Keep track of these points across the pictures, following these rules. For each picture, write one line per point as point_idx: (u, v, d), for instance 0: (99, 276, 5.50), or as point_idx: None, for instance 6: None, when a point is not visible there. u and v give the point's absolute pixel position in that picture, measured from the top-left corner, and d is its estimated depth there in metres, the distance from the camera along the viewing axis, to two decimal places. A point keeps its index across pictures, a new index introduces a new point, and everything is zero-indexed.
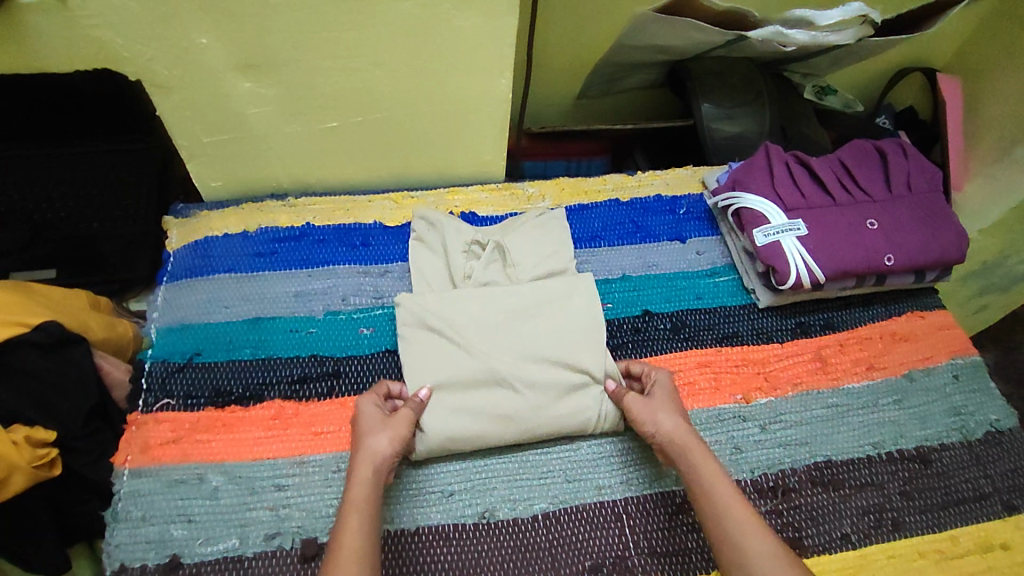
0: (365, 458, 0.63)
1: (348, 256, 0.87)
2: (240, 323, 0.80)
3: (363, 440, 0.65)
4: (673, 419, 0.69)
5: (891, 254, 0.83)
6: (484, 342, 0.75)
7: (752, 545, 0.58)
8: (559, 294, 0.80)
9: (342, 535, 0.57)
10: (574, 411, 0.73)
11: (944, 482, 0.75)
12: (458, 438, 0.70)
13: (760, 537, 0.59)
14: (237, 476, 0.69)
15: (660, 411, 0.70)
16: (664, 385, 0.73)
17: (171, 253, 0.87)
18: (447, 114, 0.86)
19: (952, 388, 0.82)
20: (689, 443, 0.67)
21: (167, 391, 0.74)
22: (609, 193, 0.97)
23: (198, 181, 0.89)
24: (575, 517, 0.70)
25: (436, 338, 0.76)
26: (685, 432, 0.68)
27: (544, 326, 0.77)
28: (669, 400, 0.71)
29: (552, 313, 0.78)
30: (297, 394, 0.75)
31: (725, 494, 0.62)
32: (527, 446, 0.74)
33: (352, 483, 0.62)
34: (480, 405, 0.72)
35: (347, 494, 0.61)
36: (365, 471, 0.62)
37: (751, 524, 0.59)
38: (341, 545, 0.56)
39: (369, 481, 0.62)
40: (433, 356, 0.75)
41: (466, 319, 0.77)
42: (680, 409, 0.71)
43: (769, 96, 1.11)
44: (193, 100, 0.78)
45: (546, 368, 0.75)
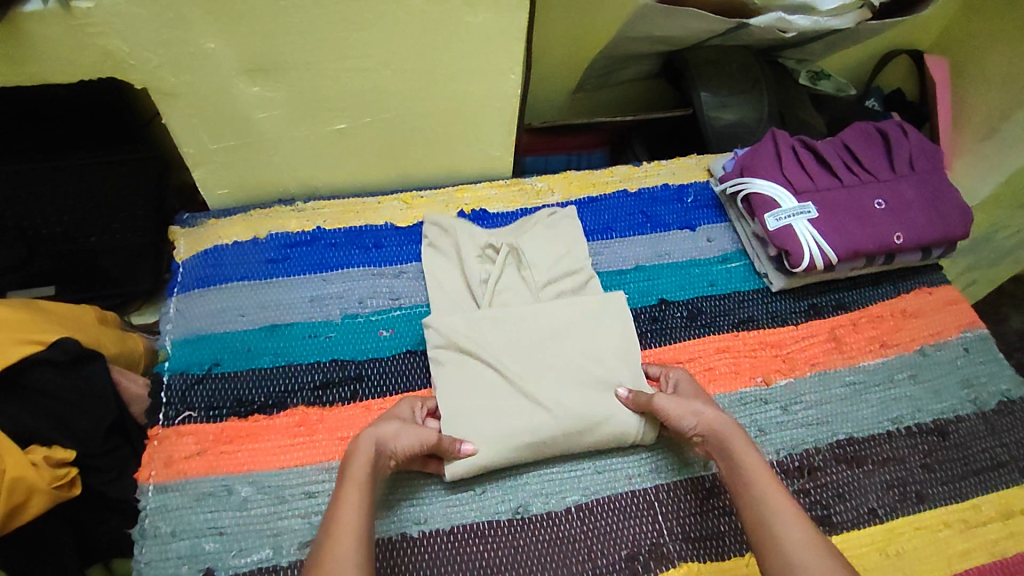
0: (366, 435, 0.63)
1: (362, 258, 0.86)
2: (258, 332, 0.79)
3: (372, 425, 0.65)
4: (707, 409, 0.70)
5: (900, 232, 0.84)
6: (520, 366, 0.74)
7: (789, 532, 0.58)
8: (592, 313, 0.78)
9: (342, 509, 0.57)
10: (607, 416, 0.72)
11: (962, 453, 0.77)
12: (493, 455, 0.68)
13: (796, 524, 0.59)
14: (266, 485, 0.68)
15: (693, 401, 0.71)
16: (686, 381, 0.75)
17: (180, 263, 0.86)
18: (456, 112, 0.85)
19: (963, 360, 0.84)
20: (727, 432, 0.68)
21: (187, 403, 0.72)
22: (617, 184, 0.97)
23: (204, 189, 0.88)
24: (608, 508, 0.70)
25: (468, 361, 0.74)
26: (723, 422, 0.69)
27: (576, 346, 0.76)
28: (693, 394, 0.73)
29: (585, 331, 0.77)
30: (321, 399, 0.74)
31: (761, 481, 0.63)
32: (558, 456, 0.72)
33: (352, 460, 0.61)
34: (516, 429, 0.70)
35: (347, 469, 0.60)
36: (366, 449, 0.62)
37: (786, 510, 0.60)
38: (341, 520, 0.56)
39: (368, 456, 0.61)
40: (466, 376, 0.73)
41: (498, 341, 0.75)
42: (709, 400, 0.72)
43: (766, 83, 1.12)
44: (200, 106, 0.77)
45: (583, 390, 0.73)
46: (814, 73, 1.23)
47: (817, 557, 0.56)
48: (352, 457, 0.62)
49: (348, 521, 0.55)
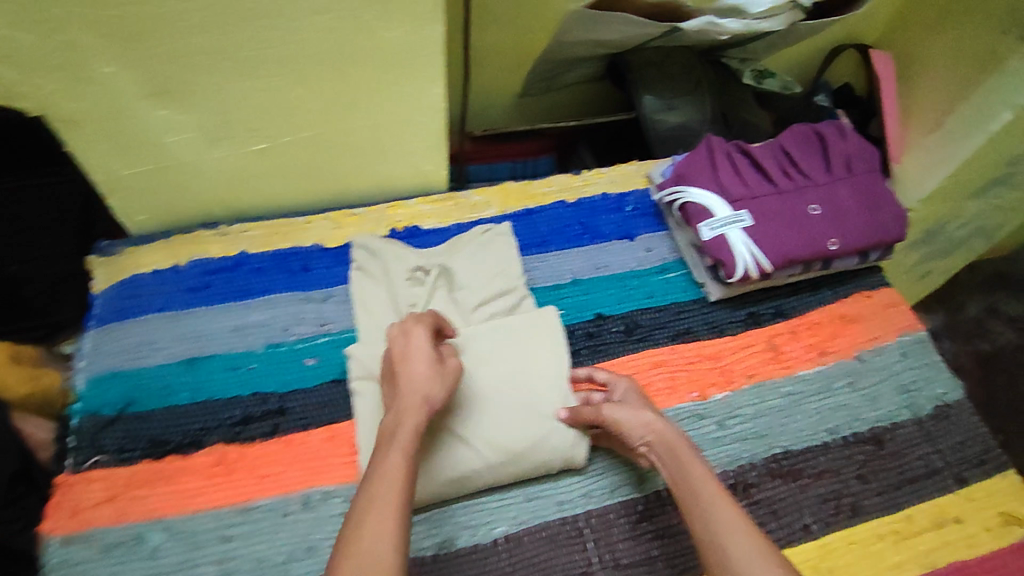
0: (411, 402, 0.61)
1: (288, 282, 0.83)
2: (175, 366, 0.76)
3: (416, 386, 0.63)
4: (653, 421, 0.67)
5: (834, 239, 0.83)
6: (442, 397, 0.72)
7: (740, 544, 0.55)
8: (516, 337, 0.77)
9: (381, 481, 0.54)
10: (532, 446, 0.70)
11: (898, 461, 0.76)
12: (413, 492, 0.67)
13: (749, 536, 0.55)
14: (180, 531, 0.66)
15: (639, 412, 0.68)
16: (631, 392, 0.72)
17: (96, 295, 0.82)
18: (380, 128, 0.82)
19: (900, 365, 0.84)
20: (676, 441, 0.65)
21: (98, 447, 0.70)
22: (555, 195, 0.95)
23: (121, 216, 0.84)
24: (537, 538, 0.68)
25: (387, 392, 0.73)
26: (668, 430, 0.66)
27: (502, 374, 0.74)
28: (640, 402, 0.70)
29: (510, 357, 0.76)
30: (241, 436, 0.72)
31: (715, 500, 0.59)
32: (486, 489, 0.70)
33: (403, 429, 0.59)
34: (436, 463, 0.68)
35: (394, 439, 0.58)
36: (414, 421, 0.60)
37: (733, 518, 0.57)
38: (381, 492, 0.53)
39: (417, 427, 0.60)
40: (386, 414, 0.72)
41: None
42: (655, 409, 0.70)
43: (709, 84, 1.10)
44: (104, 132, 0.73)
45: (506, 420, 0.72)
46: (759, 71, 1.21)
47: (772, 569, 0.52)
48: (400, 426, 0.59)
49: (389, 496, 0.53)
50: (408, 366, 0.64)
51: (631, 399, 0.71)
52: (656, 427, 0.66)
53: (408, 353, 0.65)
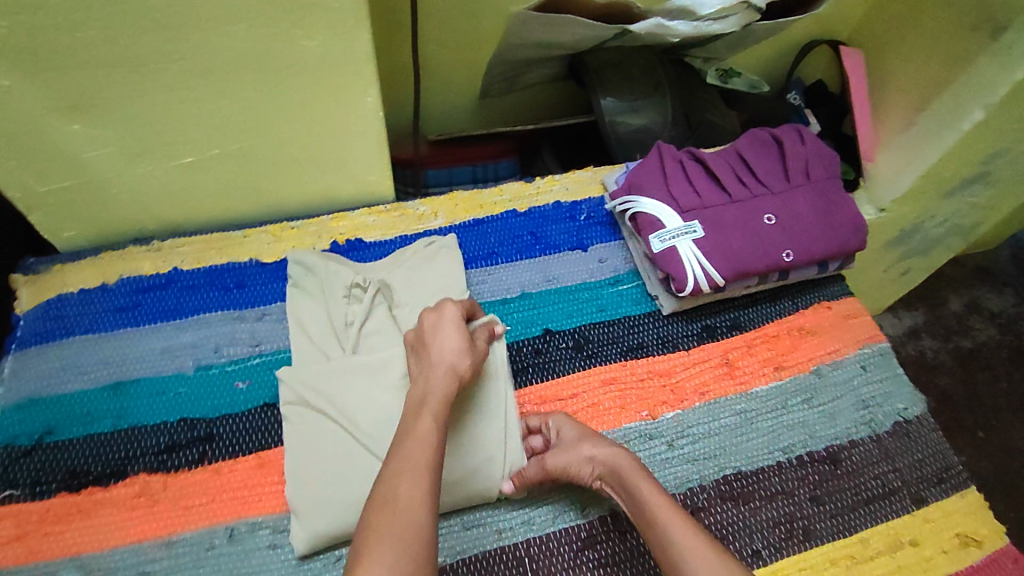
0: (441, 374, 0.66)
1: (221, 300, 0.80)
2: (99, 391, 0.73)
3: (444, 358, 0.67)
4: (595, 454, 0.67)
5: (789, 250, 0.80)
6: (376, 423, 0.70)
7: (702, 567, 0.56)
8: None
9: (415, 444, 0.59)
10: (470, 475, 0.67)
11: (854, 481, 0.74)
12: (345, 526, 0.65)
13: (711, 560, 0.57)
14: (95, 568, 0.63)
15: (579, 448, 0.67)
16: (569, 426, 0.71)
17: (21, 315, 0.79)
18: (315, 138, 0.79)
19: (859, 379, 0.81)
20: (627, 468, 0.65)
21: (10, 480, 0.66)
22: (506, 204, 0.91)
23: (47, 233, 0.81)
24: (474, 568, 0.65)
25: (320, 420, 0.70)
26: (616, 456, 0.66)
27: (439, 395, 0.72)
28: (578, 436, 0.69)
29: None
30: (165, 465, 0.68)
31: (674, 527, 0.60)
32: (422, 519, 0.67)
33: (434, 398, 0.64)
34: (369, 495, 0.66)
35: (425, 406, 0.63)
36: (443, 390, 0.64)
37: (693, 542, 0.58)
38: (415, 453, 0.58)
39: (446, 397, 0.64)
40: (317, 441, 0.69)
41: (354, 397, 0.72)
42: (597, 435, 0.69)
43: (670, 85, 1.06)
44: (15, 147, 0.69)
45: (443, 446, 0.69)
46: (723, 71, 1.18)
47: None
48: (428, 395, 0.64)
49: (421, 462, 0.58)
50: (438, 340, 0.68)
51: (569, 436, 0.70)
52: (604, 457, 0.66)
53: (441, 329, 0.69)
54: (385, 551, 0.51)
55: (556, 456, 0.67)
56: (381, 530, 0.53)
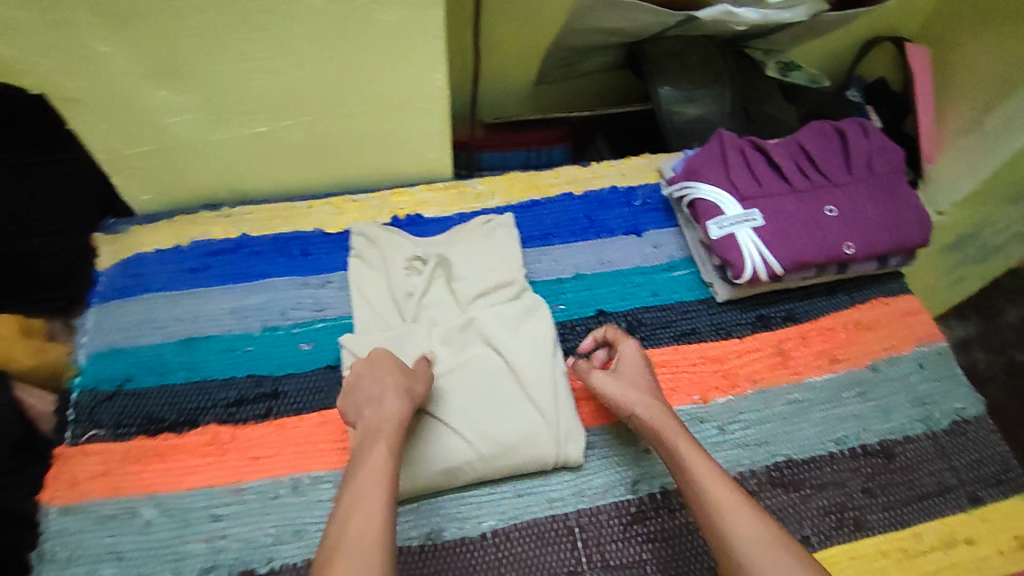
0: (392, 398, 0.64)
1: (286, 266, 0.83)
2: (174, 345, 0.77)
3: (389, 384, 0.66)
4: (644, 398, 0.68)
5: (849, 242, 0.80)
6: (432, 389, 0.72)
7: (738, 523, 0.57)
8: (521, 331, 0.77)
9: (370, 475, 0.58)
10: (523, 441, 0.69)
11: (908, 476, 0.73)
12: (407, 484, 0.67)
13: (746, 516, 0.57)
14: (171, 508, 0.67)
15: (632, 389, 0.69)
16: (631, 362, 0.72)
17: (102, 272, 0.83)
18: (382, 113, 0.81)
19: (917, 376, 0.80)
20: (665, 424, 0.66)
21: (95, 421, 0.71)
22: (561, 186, 0.92)
23: (127, 195, 0.85)
24: (525, 534, 0.67)
25: None
26: (659, 407, 0.67)
27: (490, 368, 0.74)
28: (638, 375, 0.71)
29: (514, 351, 0.75)
30: (234, 417, 0.72)
31: (709, 481, 0.60)
32: (474, 483, 0.69)
33: (385, 422, 0.62)
34: (427, 451, 0.68)
35: (377, 432, 0.62)
36: (396, 414, 0.63)
37: (728, 498, 0.59)
38: (366, 483, 0.57)
39: (399, 420, 0.63)
40: None
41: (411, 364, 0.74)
42: (650, 385, 0.71)
43: (729, 75, 1.06)
44: (105, 110, 0.73)
45: (497, 414, 0.71)
46: (784, 64, 1.16)
47: (764, 550, 0.55)
48: (381, 418, 0.63)
49: (378, 471, 0.58)
50: (386, 368, 0.67)
51: (630, 372, 0.71)
52: (647, 405, 0.67)
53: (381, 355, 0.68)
54: (359, 556, 0.51)
55: (613, 387, 0.70)
56: (352, 534, 0.53)
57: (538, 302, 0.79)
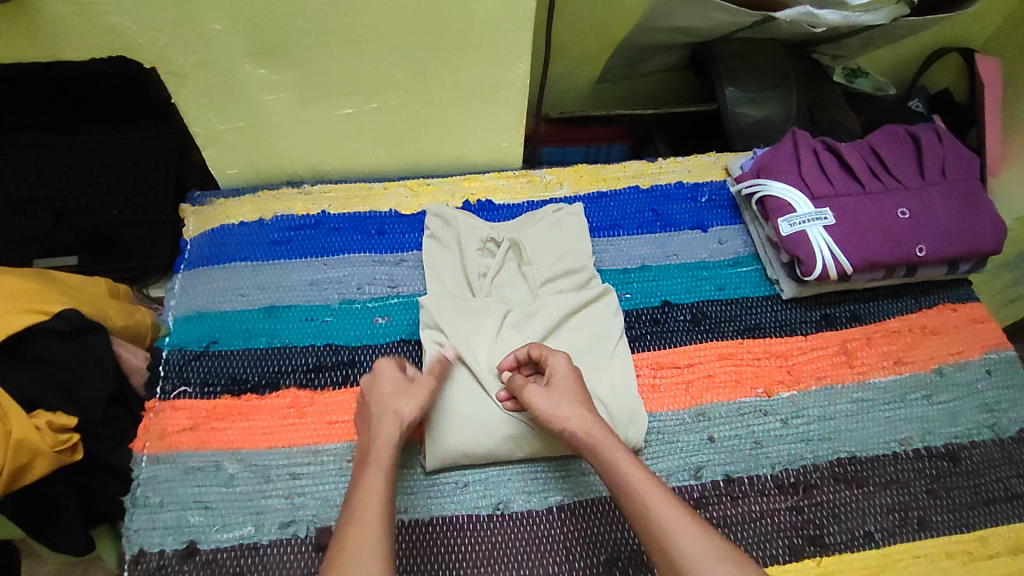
0: (385, 419, 0.65)
1: (363, 244, 0.86)
2: (256, 312, 0.80)
3: (384, 405, 0.66)
4: (577, 415, 0.66)
5: (921, 244, 0.80)
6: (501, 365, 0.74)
7: (680, 538, 0.56)
8: (585, 315, 0.79)
9: (365, 498, 0.59)
10: None
11: (973, 481, 0.73)
12: (475, 450, 0.70)
13: (689, 533, 0.57)
14: (253, 464, 0.70)
15: (563, 404, 0.67)
16: (564, 374, 0.69)
17: (188, 240, 0.87)
18: (463, 101, 0.84)
19: (984, 383, 0.79)
20: (604, 441, 0.64)
21: (183, 378, 0.75)
22: (628, 180, 0.94)
23: (215, 168, 0.89)
24: (591, 511, 0.69)
25: (451, 358, 0.75)
26: (595, 427, 0.65)
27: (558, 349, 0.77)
28: (570, 390, 0.68)
29: (577, 334, 0.78)
30: (313, 382, 0.75)
31: (652, 498, 0.59)
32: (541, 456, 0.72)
33: (376, 444, 0.63)
34: (496, 423, 0.71)
35: (369, 457, 0.62)
36: (388, 435, 0.64)
37: (670, 513, 0.58)
38: (363, 506, 0.58)
39: (393, 442, 0.63)
40: (448, 374, 0.74)
41: (483, 339, 0.76)
42: (584, 399, 0.68)
43: (797, 79, 1.06)
44: (208, 87, 0.77)
45: None
46: (850, 71, 1.16)
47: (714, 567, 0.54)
48: (375, 439, 0.64)
49: (375, 490, 0.59)
50: (377, 392, 0.67)
51: (560, 385, 0.68)
52: (579, 425, 0.65)
53: (376, 378, 0.68)
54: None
55: (541, 400, 0.67)
56: (348, 549, 0.54)
57: (606, 290, 0.80)
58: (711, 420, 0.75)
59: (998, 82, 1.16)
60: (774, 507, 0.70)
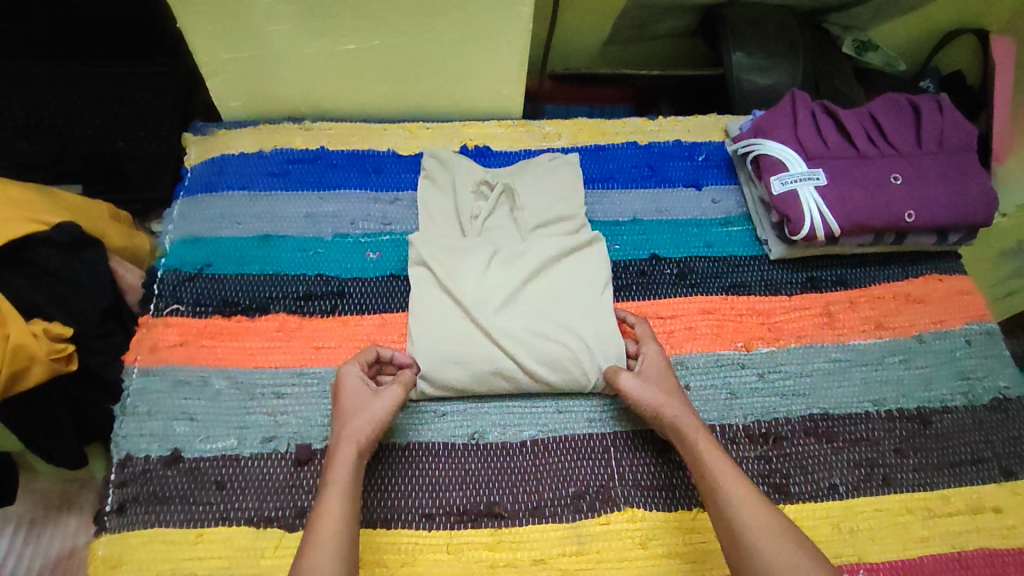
0: (342, 439, 0.63)
1: (360, 181, 0.87)
2: (251, 239, 0.82)
3: (348, 422, 0.64)
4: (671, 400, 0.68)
5: (912, 210, 0.80)
6: (483, 300, 0.75)
7: (748, 518, 0.58)
8: (573, 262, 0.80)
9: (322, 521, 0.57)
10: (562, 362, 0.72)
11: (941, 443, 0.74)
12: (452, 382, 0.71)
13: (770, 538, 0.56)
14: (240, 381, 0.72)
15: (654, 389, 0.69)
16: (655, 362, 0.73)
17: (189, 168, 0.89)
18: (465, 43, 0.84)
19: (962, 352, 0.80)
20: (689, 425, 0.66)
21: (177, 297, 0.77)
22: (627, 136, 0.95)
23: (217, 100, 0.89)
24: (562, 446, 0.71)
25: (437, 291, 0.76)
26: (685, 414, 0.67)
27: (542, 292, 0.77)
28: (664, 378, 0.71)
29: (564, 279, 0.78)
30: (302, 308, 0.77)
31: (734, 489, 0.60)
32: (516, 393, 0.73)
33: (334, 463, 0.61)
34: (470, 357, 0.71)
35: (327, 478, 0.61)
36: (345, 455, 0.62)
37: (754, 506, 0.59)
38: (319, 528, 0.56)
39: (350, 461, 0.61)
40: (432, 305, 0.75)
41: (469, 274, 0.77)
42: (675, 389, 0.71)
43: (804, 47, 1.06)
44: (210, 14, 0.76)
45: (543, 333, 0.74)
46: (861, 43, 1.16)
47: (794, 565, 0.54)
48: (334, 457, 0.62)
49: (331, 510, 0.58)
50: (342, 405, 0.66)
51: (652, 371, 0.72)
52: (673, 408, 0.67)
53: (342, 386, 0.67)
54: None
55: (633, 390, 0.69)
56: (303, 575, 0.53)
57: (595, 238, 0.81)
58: (689, 369, 0.77)
59: (1010, 64, 1.14)
60: (743, 455, 0.72)
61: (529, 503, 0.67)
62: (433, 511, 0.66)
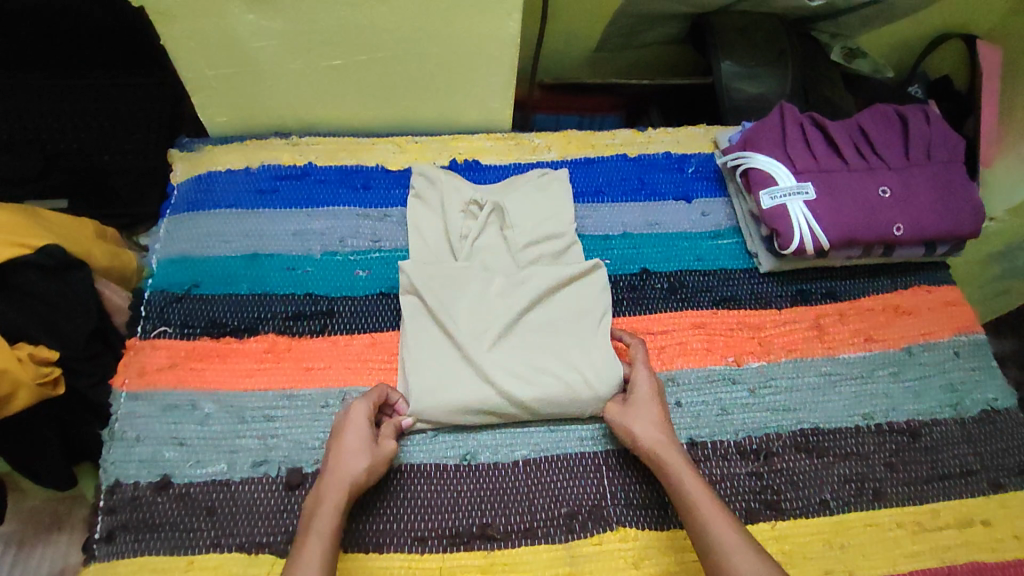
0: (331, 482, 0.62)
1: (348, 197, 0.87)
2: (238, 258, 0.81)
3: (337, 462, 0.64)
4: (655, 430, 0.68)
5: (899, 224, 0.80)
6: (474, 332, 0.74)
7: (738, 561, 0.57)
8: (569, 292, 0.79)
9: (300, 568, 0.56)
10: (554, 396, 0.71)
11: (931, 457, 0.75)
12: (442, 417, 0.71)
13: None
14: (229, 405, 0.72)
15: (644, 420, 0.69)
16: (645, 386, 0.72)
17: (175, 185, 0.88)
18: (452, 57, 0.84)
19: (951, 364, 0.81)
20: (676, 463, 0.66)
21: (164, 319, 0.76)
22: (616, 148, 0.94)
23: (203, 115, 0.88)
24: (555, 466, 0.71)
25: (427, 322, 0.75)
26: (671, 446, 0.67)
27: (536, 323, 0.76)
28: (648, 407, 0.70)
29: (560, 310, 0.77)
30: (291, 329, 0.76)
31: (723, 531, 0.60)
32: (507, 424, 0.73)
33: (320, 507, 0.61)
34: (460, 392, 0.71)
35: (310, 522, 0.59)
36: (332, 499, 0.61)
37: (742, 547, 0.58)
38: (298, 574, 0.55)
39: (336, 507, 0.61)
40: (423, 335, 0.75)
41: (460, 304, 0.76)
42: (662, 418, 0.70)
43: (792, 55, 1.05)
44: (194, 31, 0.76)
45: (536, 366, 0.73)
46: (849, 51, 1.17)
47: None
48: (318, 503, 0.61)
49: (311, 557, 0.57)
50: (340, 440, 0.66)
51: (644, 397, 0.71)
52: (660, 442, 0.67)
53: (348, 416, 0.67)
54: None
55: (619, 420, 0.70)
56: None
57: (595, 265, 0.80)
58: (680, 386, 0.77)
59: (997, 69, 1.15)
60: (734, 471, 0.72)
61: (521, 525, 0.67)
62: (425, 534, 0.66)
